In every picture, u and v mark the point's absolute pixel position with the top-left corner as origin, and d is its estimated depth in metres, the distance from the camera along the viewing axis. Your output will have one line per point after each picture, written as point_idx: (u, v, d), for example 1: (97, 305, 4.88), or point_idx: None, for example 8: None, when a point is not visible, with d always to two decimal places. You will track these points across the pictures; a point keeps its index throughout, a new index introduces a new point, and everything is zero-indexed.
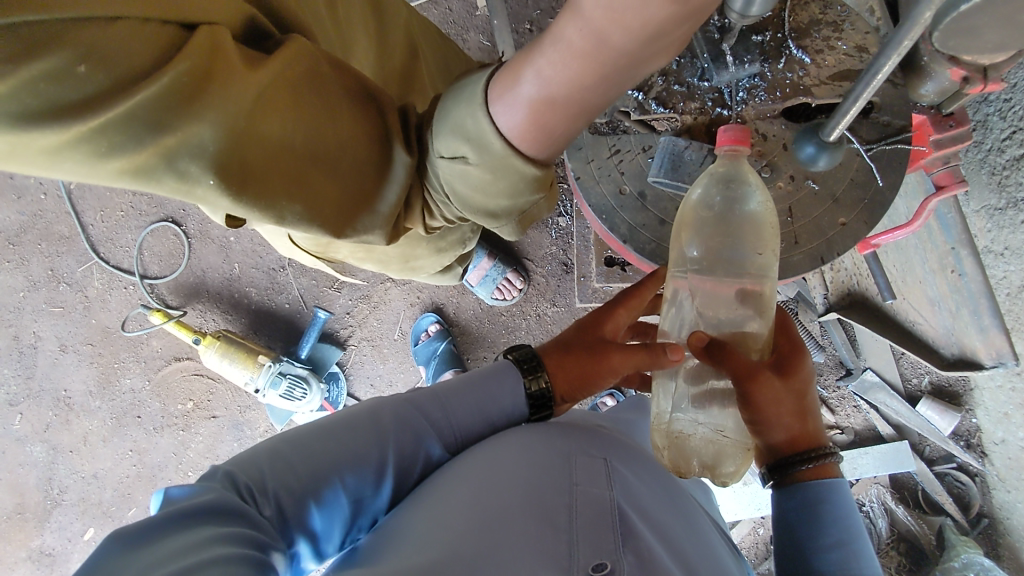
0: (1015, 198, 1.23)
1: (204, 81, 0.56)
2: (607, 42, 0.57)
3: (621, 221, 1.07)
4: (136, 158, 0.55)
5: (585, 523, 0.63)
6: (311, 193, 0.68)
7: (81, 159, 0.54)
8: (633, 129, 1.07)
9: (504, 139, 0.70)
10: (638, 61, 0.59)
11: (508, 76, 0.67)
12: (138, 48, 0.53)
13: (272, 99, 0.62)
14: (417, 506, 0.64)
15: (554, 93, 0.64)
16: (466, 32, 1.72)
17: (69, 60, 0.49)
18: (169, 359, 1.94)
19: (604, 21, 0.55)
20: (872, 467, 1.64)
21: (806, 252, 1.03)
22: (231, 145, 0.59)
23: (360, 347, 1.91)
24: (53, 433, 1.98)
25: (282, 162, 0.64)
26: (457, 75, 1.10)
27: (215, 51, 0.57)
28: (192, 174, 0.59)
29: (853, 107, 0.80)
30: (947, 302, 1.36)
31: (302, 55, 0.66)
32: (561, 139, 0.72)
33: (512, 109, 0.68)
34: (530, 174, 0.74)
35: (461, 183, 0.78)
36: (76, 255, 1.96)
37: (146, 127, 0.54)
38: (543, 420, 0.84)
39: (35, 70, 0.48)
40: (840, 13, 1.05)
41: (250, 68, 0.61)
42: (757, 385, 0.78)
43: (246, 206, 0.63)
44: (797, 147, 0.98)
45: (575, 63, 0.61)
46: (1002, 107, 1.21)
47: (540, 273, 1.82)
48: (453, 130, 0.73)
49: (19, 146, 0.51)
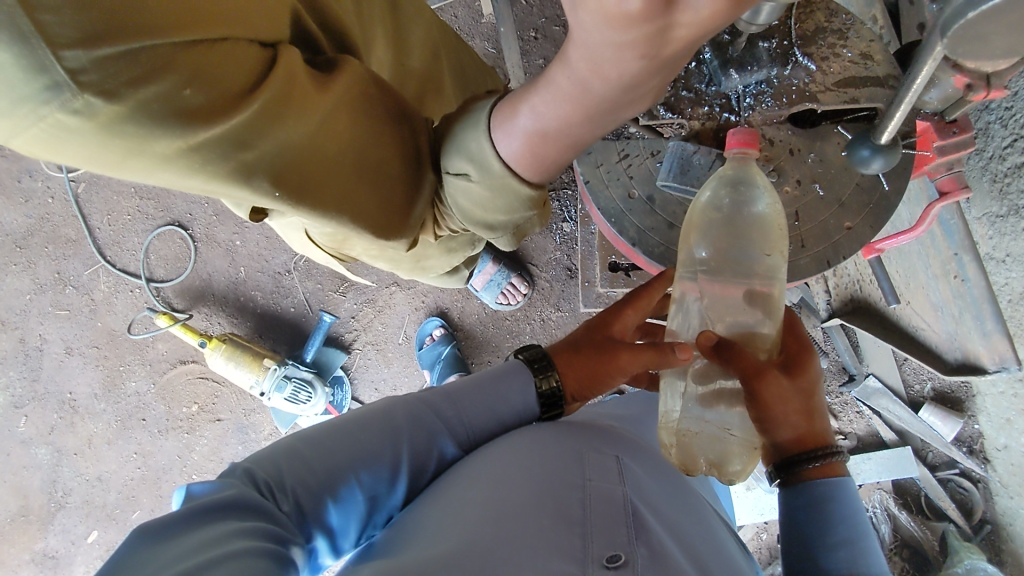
0: (1017, 206, 1.24)
1: (283, 103, 0.59)
2: (590, 89, 0.59)
3: (630, 225, 1.08)
4: (219, 171, 0.57)
5: (598, 520, 0.64)
6: (357, 205, 0.71)
7: (174, 168, 0.55)
8: (639, 134, 1.09)
9: (503, 163, 0.72)
10: (618, 105, 0.62)
11: (507, 107, 0.70)
12: (234, 72, 0.54)
13: (335, 117, 0.66)
14: (431, 502, 0.66)
15: (546, 127, 0.67)
16: (471, 38, 1.73)
17: (178, 84, 0.50)
18: (174, 361, 1.96)
19: (587, 72, 0.57)
20: (875, 472, 1.65)
21: (813, 255, 1.04)
22: (292, 159, 0.62)
23: (365, 350, 1.92)
24: (58, 436, 1.98)
25: (333, 174, 0.67)
26: (471, 82, 1.11)
27: (293, 75, 0.60)
28: (261, 188, 0.61)
29: (899, 112, 0.84)
30: (950, 307, 1.38)
31: (358, 77, 0.69)
32: (554, 165, 0.74)
33: (509, 139, 0.70)
34: (526, 195, 0.76)
35: (464, 199, 0.80)
36: (82, 258, 1.97)
37: (234, 145, 0.56)
38: (554, 418, 0.86)
39: (151, 94, 0.49)
40: (845, 21, 1.05)
41: (321, 90, 0.64)
42: (764, 382, 0.80)
43: (302, 212, 0.66)
44: (849, 151, 0.98)
45: (564, 105, 0.64)
46: (1003, 115, 1.22)
47: (544, 278, 1.83)
48: (458, 151, 0.75)
49: (128, 154, 0.52)
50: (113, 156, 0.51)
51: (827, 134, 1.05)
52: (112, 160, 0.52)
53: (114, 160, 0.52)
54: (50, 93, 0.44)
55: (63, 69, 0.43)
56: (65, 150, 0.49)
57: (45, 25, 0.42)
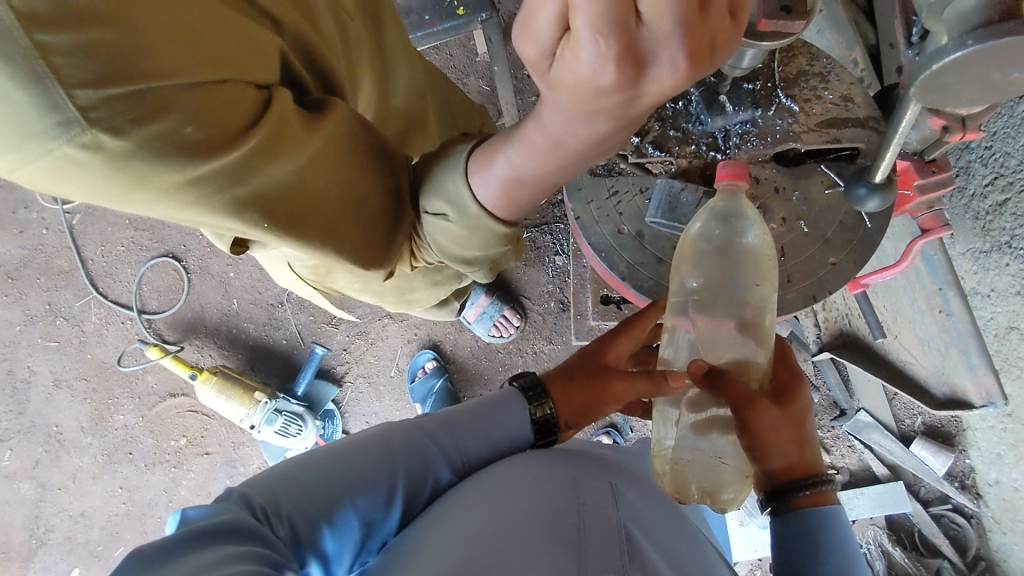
0: (999, 242, 1.27)
1: (277, 142, 0.60)
2: (564, 144, 0.64)
3: (620, 260, 1.10)
4: (213, 204, 0.58)
5: (596, 541, 0.64)
6: (342, 236, 0.72)
7: (171, 202, 0.56)
8: (629, 171, 1.11)
9: (479, 205, 0.75)
10: (588, 156, 0.66)
11: (484, 155, 0.73)
12: (232, 113, 0.56)
13: (323, 154, 0.67)
14: (431, 525, 0.66)
15: (521, 175, 0.71)
16: (466, 76, 1.77)
17: (179, 123, 0.51)
18: (164, 395, 1.94)
19: (561, 132, 0.61)
20: (868, 508, 1.64)
21: (799, 291, 1.06)
22: (282, 193, 0.63)
23: (356, 383, 1.92)
24: (42, 470, 1.95)
25: (319, 207, 0.68)
26: (460, 123, 1.15)
27: (285, 117, 0.61)
28: (250, 221, 0.62)
29: (891, 152, 0.87)
30: (936, 342, 1.40)
31: (346, 116, 0.71)
32: (526, 206, 0.78)
33: (486, 184, 0.73)
34: (500, 232, 0.79)
35: (441, 237, 0.82)
36: (74, 289, 1.97)
37: (228, 180, 0.58)
38: (547, 446, 0.85)
39: (155, 130, 0.50)
40: (826, 66, 1.09)
41: (312, 129, 0.65)
42: (755, 412, 0.81)
43: (291, 241, 0.67)
44: (847, 190, 1.00)
45: (539, 157, 0.68)
46: (983, 154, 1.26)
47: (537, 311, 1.84)
48: (437, 191, 0.77)
49: (128, 189, 0.53)
50: (111, 190, 0.52)
51: (810, 173, 1.08)
52: (112, 194, 0.53)
53: (115, 193, 0.53)
54: (60, 129, 0.45)
55: (74, 107, 0.45)
56: (67, 182, 0.50)
57: (58, 66, 0.44)
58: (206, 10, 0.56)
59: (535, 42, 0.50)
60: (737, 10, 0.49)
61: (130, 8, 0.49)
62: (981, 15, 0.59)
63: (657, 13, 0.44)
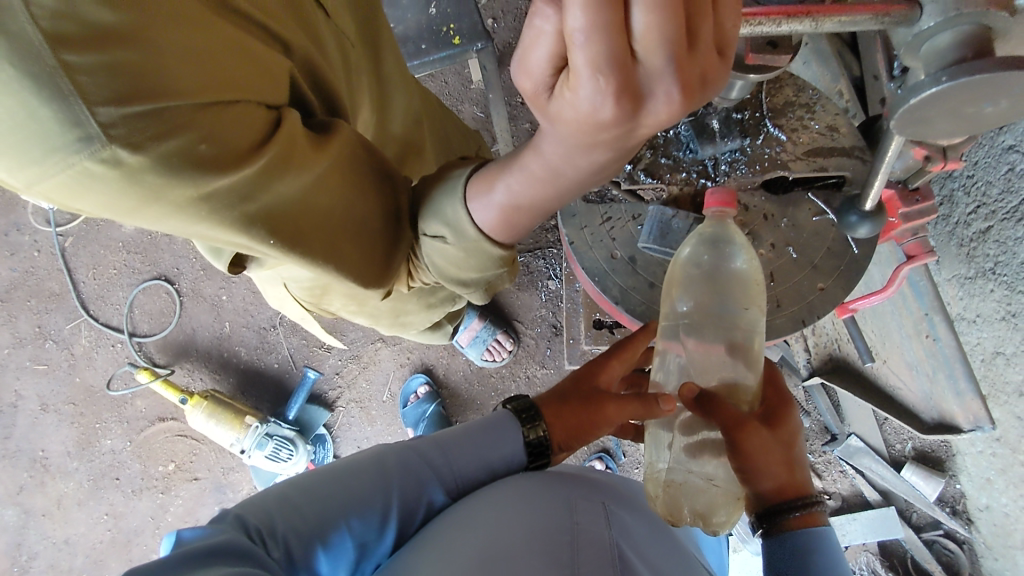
0: (983, 268, 1.29)
1: (285, 161, 0.61)
2: (562, 172, 0.66)
3: (613, 284, 1.12)
4: (223, 221, 0.59)
5: (590, 561, 0.64)
6: (343, 255, 0.73)
7: (182, 217, 0.56)
8: (620, 199, 1.12)
9: (478, 229, 0.76)
10: (585, 182, 0.69)
11: (482, 181, 0.75)
12: (243, 132, 0.57)
13: (328, 174, 0.68)
14: (422, 548, 0.66)
15: (519, 201, 0.73)
16: (461, 103, 1.81)
17: (194, 141, 0.52)
18: (153, 419, 1.93)
19: (560, 162, 0.64)
20: (861, 533, 1.64)
21: (788, 315, 1.08)
22: (288, 211, 0.64)
23: (348, 408, 1.91)
24: (26, 496, 1.92)
25: (323, 225, 0.69)
26: (455, 150, 1.17)
27: (294, 136, 0.63)
28: (257, 237, 0.63)
29: (877, 181, 0.90)
30: (924, 366, 1.42)
31: (350, 138, 0.72)
32: (523, 230, 0.80)
33: (484, 210, 0.75)
34: (497, 255, 0.80)
35: (438, 258, 0.83)
36: (65, 312, 1.97)
37: (238, 197, 0.58)
38: (540, 468, 0.85)
39: (172, 147, 0.51)
40: (812, 97, 1.13)
41: (318, 150, 0.67)
42: (747, 433, 0.82)
43: (295, 258, 0.68)
44: (839, 216, 1.03)
45: (538, 184, 0.70)
46: (965, 184, 1.30)
47: (530, 336, 1.85)
48: (435, 215, 0.78)
49: (142, 205, 0.53)
50: (124, 206, 0.53)
51: (798, 201, 1.11)
52: (125, 209, 0.54)
53: (127, 209, 0.53)
54: (81, 144, 0.46)
55: (95, 123, 0.46)
56: (83, 197, 0.51)
57: (82, 84, 0.45)
58: (217, 35, 0.58)
59: (531, 77, 0.52)
60: (724, 46, 0.52)
61: (149, 31, 0.51)
62: (956, 53, 0.62)
63: (650, 52, 0.46)
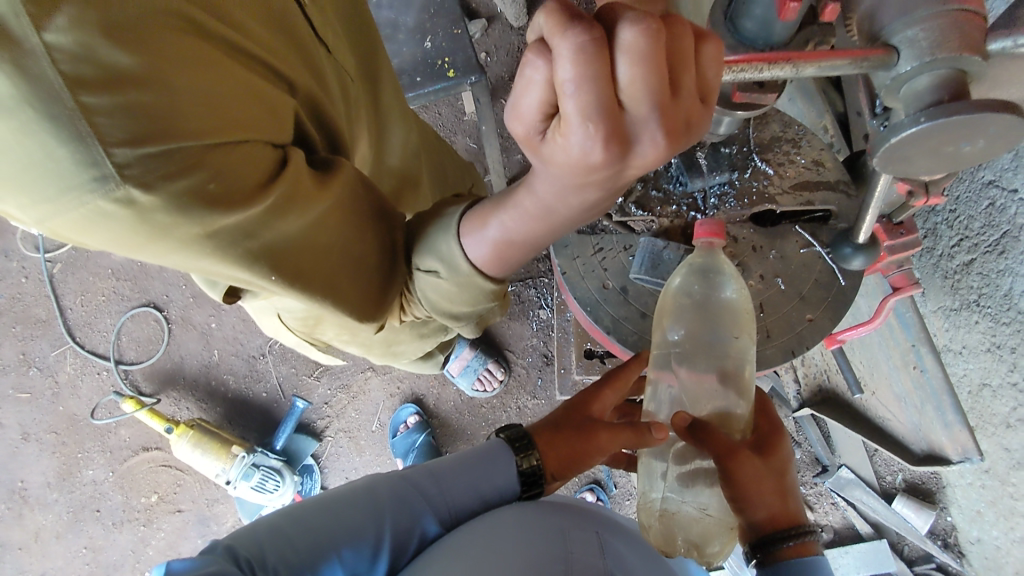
0: (968, 300, 1.31)
1: (291, 200, 0.62)
2: (556, 210, 0.67)
3: (605, 314, 1.13)
4: (227, 256, 0.60)
5: None
6: (340, 288, 0.73)
7: (186, 252, 0.57)
8: (613, 229, 1.15)
9: (471, 264, 0.77)
10: (577, 219, 0.70)
11: (475, 217, 0.76)
12: (251, 172, 0.58)
13: (331, 210, 0.69)
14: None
15: (513, 237, 0.74)
16: (454, 134, 1.83)
17: (204, 180, 0.53)
18: (137, 449, 1.89)
19: (553, 200, 0.65)
20: (853, 567, 1.64)
21: (778, 345, 1.09)
22: (289, 246, 0.65)
23: (337, 438, 1.89)
24: (3, 529, 1.88)
25: (322, 260, 0.70)
26: (451, 183, 1.19)
27: (299, 175, 0.64)
28: (258, 272, 0.63)
29: (869, 215, 0.92)
30: (912, 398, 1.42)
31: (352, 174, 0.73)
32: (517, 265, 0.81)
33: (478, 245, 0.76)
34: (489, 289, 0.81)
35: (432, 292, 0.84)
36: (50, 339, 1.95)
37: (242, 234, 0.59)
38: (534, 498, 0.84)
39: (182, 187, 0.52)
40: (798, 132, 1.16)
41: (323, 187, 0.67)
42: (739, 462, 0.82)
43: (294, 292, 0.68)
44: (833, 248, 1.06)
45: (531, 221, 0.71)
46: (948, 218, 1.33)
47: (521, 365, 1.85)
48: (431, 251, 0.79)
49: (148, 241, 0.54)
50: (130, 242, 0.53)
51: (786, 233, 1.13)
52: (130, 245, 0.54)
53: (133, 245, 0.54)
54: (96, 183, 0.47)
55: (110, 163, 0.47)
56: (91, 233, 0.51)
57: (100, 125, 0.46)
58: (229, 76, 0.59)
59: (523, 122, 0.53)
60: (707, 94, 0.54)
61: (165, 74, 0.52)
62: (933, 95, 0.64)
63: (636, 100, 0.48)
